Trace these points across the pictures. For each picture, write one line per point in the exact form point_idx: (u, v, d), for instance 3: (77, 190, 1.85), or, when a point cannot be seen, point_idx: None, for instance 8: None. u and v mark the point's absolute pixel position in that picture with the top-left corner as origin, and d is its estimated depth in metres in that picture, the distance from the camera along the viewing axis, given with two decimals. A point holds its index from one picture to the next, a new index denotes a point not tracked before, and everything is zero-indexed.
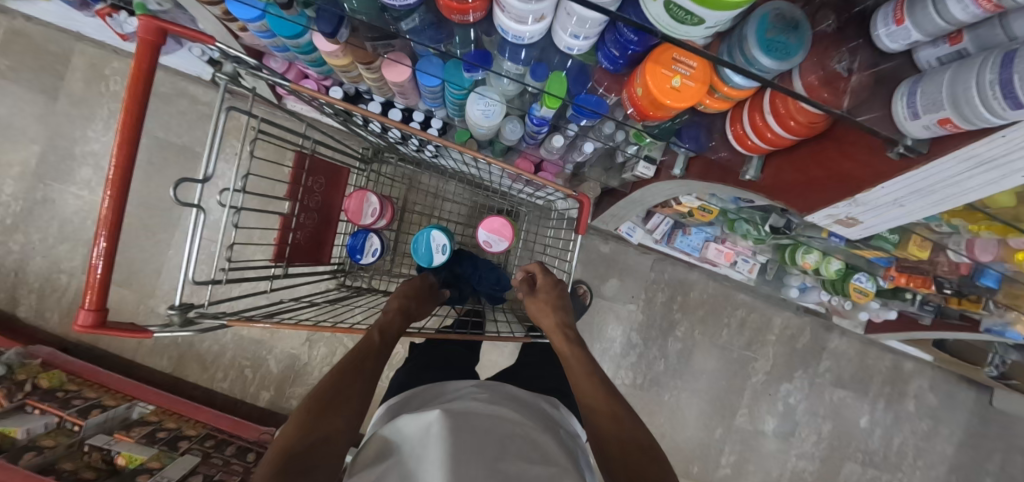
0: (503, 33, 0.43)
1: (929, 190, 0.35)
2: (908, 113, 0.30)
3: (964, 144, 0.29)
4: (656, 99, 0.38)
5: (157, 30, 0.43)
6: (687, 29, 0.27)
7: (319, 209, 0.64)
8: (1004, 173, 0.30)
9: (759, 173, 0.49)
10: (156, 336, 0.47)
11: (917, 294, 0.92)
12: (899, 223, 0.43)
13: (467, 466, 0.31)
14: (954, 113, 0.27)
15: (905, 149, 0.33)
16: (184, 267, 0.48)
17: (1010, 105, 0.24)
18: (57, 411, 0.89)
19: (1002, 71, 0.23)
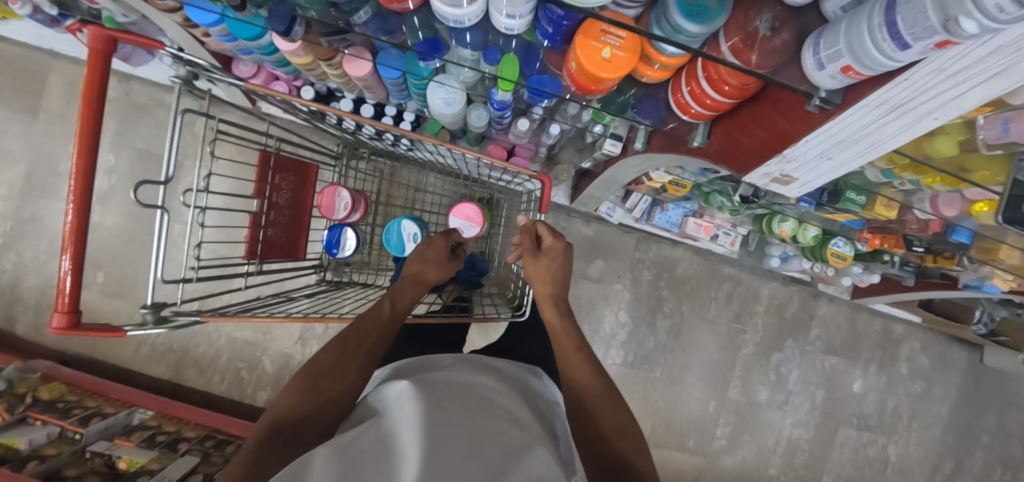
0: (444, 19, 0.44)
1: (851, 142, 0.36)
2: (816, 63, 0.31)
3: (872, 89, 0.29)
4: (592, 73, 0.39)
5: (107, 38, 0.45)
6: None
7: (290, 206, 0.65)
8: (913, 121, 0.31)
9: (705, 139, 0.51)
10: (131, 334, 0.49)
11: (894, 256, 0.93)
12: (825, 180, 0.45)
13: (443, 435, 0.29)
14: (852, 60, 0.27)
15: (821, 102, 0.34)
16: (153, 267, 0.49)
17: (897, 46, 0.24)
18: (57, 421, 0.91)
19: (889, 14, 0.24)
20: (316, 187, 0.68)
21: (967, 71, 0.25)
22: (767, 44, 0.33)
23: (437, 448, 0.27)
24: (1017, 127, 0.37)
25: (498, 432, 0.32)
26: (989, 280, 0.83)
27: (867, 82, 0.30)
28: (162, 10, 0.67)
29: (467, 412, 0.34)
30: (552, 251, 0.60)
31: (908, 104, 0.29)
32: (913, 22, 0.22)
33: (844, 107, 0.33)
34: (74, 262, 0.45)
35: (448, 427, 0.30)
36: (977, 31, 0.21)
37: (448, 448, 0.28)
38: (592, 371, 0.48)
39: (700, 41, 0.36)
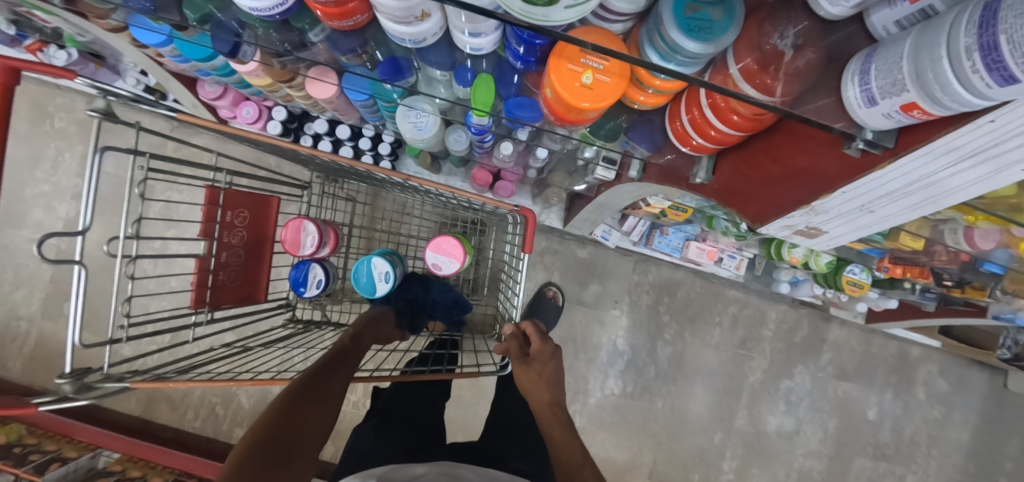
0: (398, 39, 0.37)
1: (906, 188, 0.30)
2: (864, 97, 0.24)
3: (939, 136, 0.23)
4: (569, 102, 0.31)
5: (10, 70, 0.39)
6: (542, 11, 0.20)
7: (244, 245, 0.59)
8: (995, 167, 0.25)
9: (711, 175, 0.44)
10: (42, 408, 0.41)
11: (916, 283, 0.84)
12: (868, 227, 0.38)
13: None
14: (918, 96, 0.21)
15: (865, 144, 0.27)
16: (70, 327, 0.41)
17: (997, 80, 0.18)
18: (11, 470, 0.84)
19: (981, 32, 0.17)
20: (272, 226, 0.62)
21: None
22: (793, 67, 0.27)
23: None
24: None
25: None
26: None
27: (927, 125, 0.24)
28: (107, 29, 0.61)
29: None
30: (543, 354, 0.56)
31: (990, 149, 0.23)
32: (1022, 50, 0.16)
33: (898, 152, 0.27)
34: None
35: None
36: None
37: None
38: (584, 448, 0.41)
39: (699, 65, 0.29)
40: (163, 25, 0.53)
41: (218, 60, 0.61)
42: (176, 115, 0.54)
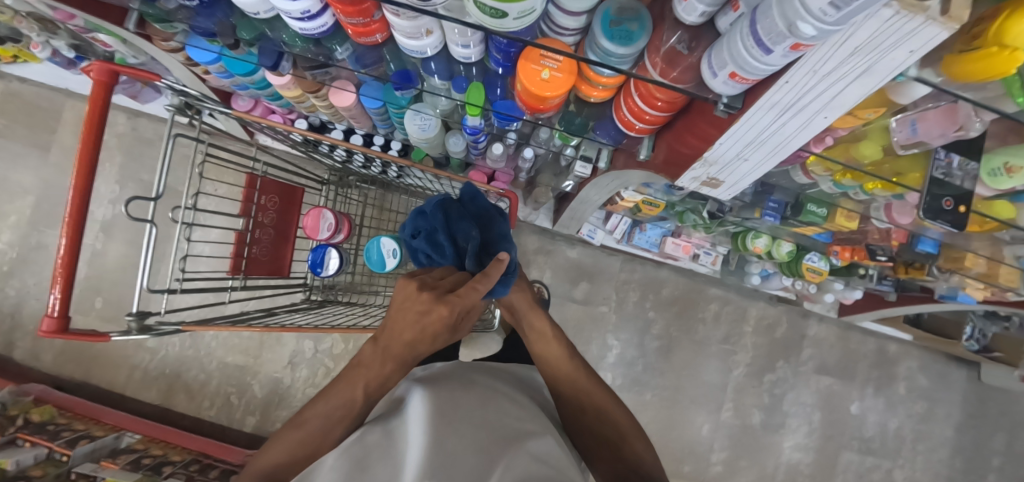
0: (407, 51, 0.48)
1: (760, 143, 0.38)
2: (711, 71, 0.33)
3: (762, 93, 0.31)
4: (534, 92, 0.43)
5: (109, 71, 0.50)
6: (500, 22, 0.30)
7: (274, 226, 0.69)
8: (807, 119, 0.33)
9: (650, 152, 0.54)
10: (116, 340, 0.51)
11: (869, 269, 0.95)
12: (749, 178, 0.47)
13: (455, 436, 0.33)
14: (734, 66, 0.30)
15: (725, 106, 0.35)
16: (140, 276, 0.52)
17: (761, 51, 0.27)
18: (46, 443, 0.90)
19: (751, 22, 0.27)
20: (301, 209, 0.73)
21: (837, 71, 0.27)
22: (688, 61, 0.37)
23: (449, 439, 0.33)
24: (923, 126, 0.39)
25: (508, 440, 0.36)
26: (963, 290, 0.86)
27: (758, 86, 0.32)
28: (165, 50, 0.73)
29: (474, 420, 0.37)
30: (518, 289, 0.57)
31: (796, 104, 0.31)
32: (767, 30, 0.25)
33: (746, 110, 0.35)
34: (62, 266, 0.48)
35: (454, 436, 0.33)
36: (818, 34, 0.23)
37: (455, 464, 0.30)
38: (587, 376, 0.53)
39: (628, 63, 0.40)
40: (217, 45, 0.65)
41: (257, 75, 0.73)
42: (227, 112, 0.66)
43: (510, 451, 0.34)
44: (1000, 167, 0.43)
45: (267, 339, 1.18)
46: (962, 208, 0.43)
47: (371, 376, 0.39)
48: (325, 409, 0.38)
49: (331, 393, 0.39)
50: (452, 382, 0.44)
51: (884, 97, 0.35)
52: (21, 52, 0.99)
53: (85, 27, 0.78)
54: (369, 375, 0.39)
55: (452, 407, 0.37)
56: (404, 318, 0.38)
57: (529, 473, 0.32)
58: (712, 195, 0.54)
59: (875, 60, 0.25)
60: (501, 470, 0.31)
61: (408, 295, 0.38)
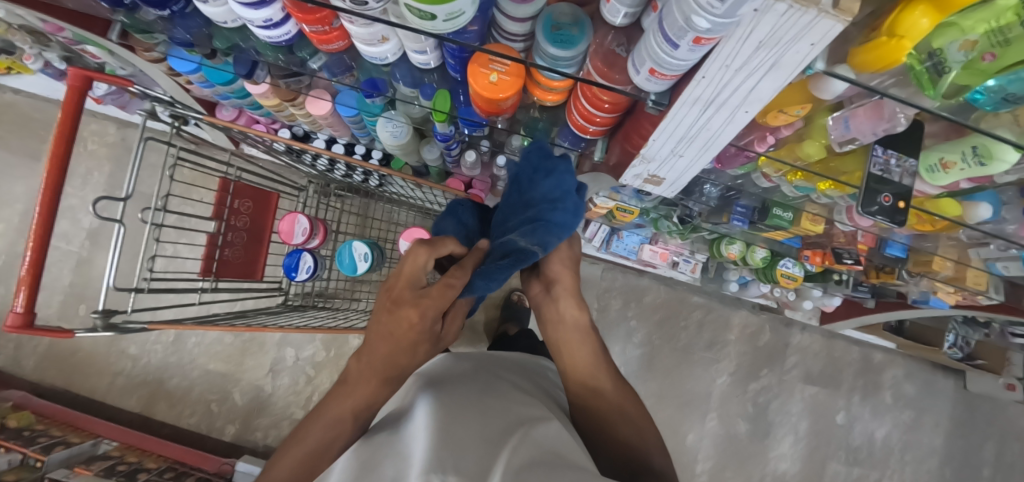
0: (367, 57, 0.50)
1: (691, 138, 0.39)
2: (635, 68, 0.34)
3: (683, 89, 0.32)
4: (484, 95, 0.44)
5: (84, 77, 0.52)
6: (430, 24, 0.32)
7: (248, 229, 0.70)
8: (729, 115, 0.34)
9: (604, 153, 0.56)
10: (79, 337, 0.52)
11: (843, 276, 0.96)
12: (687, 173, 0.48)
13: (457, 430, 0.33)
14: (651, 62, 0.31)
15: (654, 103, 0.36)
16: (106, 274, 0.53)
17: (669, 47, 0.28)
18: (20, 448, 0.89)
19: (659, 19, 0.28)
20: (275, 214, 0.74)
21: (747, 65, 0.28)
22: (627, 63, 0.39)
23: (452, 435, 0.32)
24: (855, 122, 0.40)
25: (513, 428, 0.36)
26: (935, 294, 0.87)
27: (682, 82, 0.33)
28: (148, 60, 0.76)
29: (478, 415, 0.36)
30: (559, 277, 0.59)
31: (717, 99, 0.32)
32: (671, 25, 0.26)
33: (672, 105, 0.35)
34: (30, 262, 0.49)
35: (457, 428, 0.33)
36: (714, 27, 0.25)
37: (462, 451, 0.30)
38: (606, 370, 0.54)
39: (574, 65, 0.42)
40: (196, 55, 0.67)
41: (236, 84, 0.75)
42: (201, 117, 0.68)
43: (515, 437, 0.34)
44: (936, 163, 0.45)
45: (250, 345, 1.17)
46: (901, 203, 0.43)
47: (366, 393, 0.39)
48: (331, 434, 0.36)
49: (333, 414, 0.38)
50: (454, 379, 0.44)
51: (807, 91, 0.35)
52: (14, 64, 1.02)
53: (73, 40, 0.80)
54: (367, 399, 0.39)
55: (453, 403, 0.38)
56: (384, 322, 0.42)
57: (536, 455, 0.32)
58: (655, 192, 0.56)
59: (780, 54, 0.26)
60: (505, 454, 0.31)
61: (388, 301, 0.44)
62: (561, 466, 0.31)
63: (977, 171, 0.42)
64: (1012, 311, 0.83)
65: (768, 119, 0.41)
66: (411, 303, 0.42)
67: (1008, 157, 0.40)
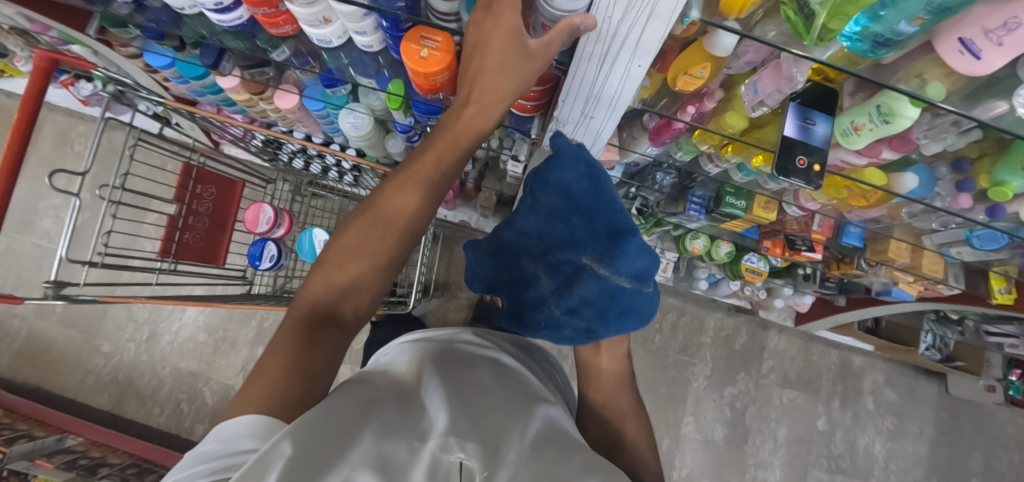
0: (313, 39, 0.53)
1: (596, 97, 0.42)
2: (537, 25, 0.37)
3: (579, 45, 0.35)
4: (414, 69, 0.47)
5: (49, 59, 0.55)
6: None
7: (210, 215, 0.71)
8: (623, 69, 0.37)
9: (539, 131, 0.60)
10: (27, 304, 0.53)
11: (808, 270, 0.97)
12: (604, 137, 0.51)
13: (463, 417, 0.31)
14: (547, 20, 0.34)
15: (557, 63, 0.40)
16: (60, 245, 0.54)
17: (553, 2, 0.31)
18: None
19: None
20: (239, 202, 0.76)
21: (627, 16, 0.30)
22: None
23: (461, 422, 0.30)
24: (761, 85, 0.43)
25: (519, 404, 0.38)
26: (896, 284, 0.88)
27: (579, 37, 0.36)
28: (126, 56, 0.79)
29: (482, 407, 0.34)
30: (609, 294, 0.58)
31: (608, 53, 0.35)
32: None
33: (573, 63, 0.38)
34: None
35: (467, 406, 0.33)
36: None
37: (478, 424, 0.31)
38: (603, 366, 0.55)
39: None
40: (168, 49, 0.71)
41: (208, 79, 0.78)
42: (167, 101, 0.73)
43: (521, 425, 0.33)
44: (850, 126, 0.46)
45: (221, 344, 1.13)
46: (817, 167, 0.46)
47: (463, 139, 0.39)
48: (407, 202, 0.40)
49: (405, 181, 0.40)
50: (459, 359, 0.44)
51: (706, 51, 0.38)
52: (6, 67, 1.08)
53: (60, 39, 0.84)
54: (463, 135, 0.39)
55: (461, 380, 0.38)
56: (486, 74, 0.35)
57: (543, 434, 0.34)
58: None
59: (652, 3, 0.28)
60: (513, 441, 0.30)
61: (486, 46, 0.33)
62: (566, 443, 0.33)
63: (884, 130, 0.44)
64: (974, 301, 0.84)
65: (681, 86, 0.42)
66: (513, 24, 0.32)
67: (909, 114, 0.41)
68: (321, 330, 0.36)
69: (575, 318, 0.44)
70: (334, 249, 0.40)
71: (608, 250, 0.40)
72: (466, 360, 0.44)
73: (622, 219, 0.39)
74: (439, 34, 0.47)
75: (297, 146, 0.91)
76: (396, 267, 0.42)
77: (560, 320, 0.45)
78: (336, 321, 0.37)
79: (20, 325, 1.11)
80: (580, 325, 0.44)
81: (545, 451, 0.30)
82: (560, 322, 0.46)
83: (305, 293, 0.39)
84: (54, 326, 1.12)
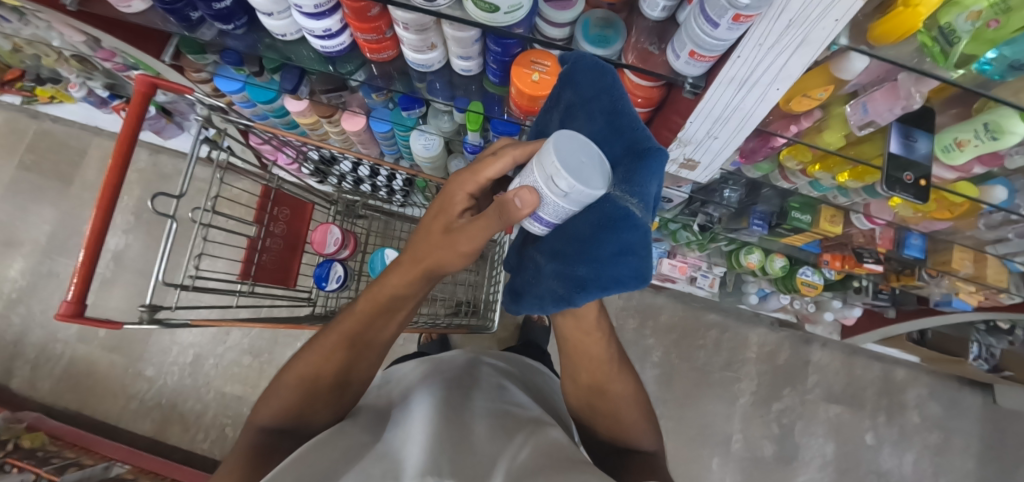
0: (412, 64, 0.55)
1: (725, 119, 0.44)
2: (675, 55, 0.39)
3: (720, 68, 0.37)
4: (523, 92, 0.48)
5: (149, 84, 0.55)
6: (492, 15, 0.36)
7: (285, 236, 0.72)
8: (762, 91, 0.38)
9: None
10: (125, 328, 0.52)
11: (863, 281, 0.97)
12: (722, 157, 0.52)
13: (436, 452, 0.30)
14: (693, 45, 0.35)
15: (691, 87, 0.41)
16: (156, 268, 0.54)
17: (711, 25, 0.32)
18: (34, 468, 0.84)
19: (698, 10, 0.33)
20: (310, 223, 0.76)
21: (779, 41, 0.32)
22: (658, 59, 0.43)
23: (436, 458, 0.29)
24: (873, 105, 0.45)
25: (519, 428, 0.41)
26: (957, 295, 0.86)
27: (718, 63, 0.37)
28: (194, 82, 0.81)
29: (456, 444, 0.33)
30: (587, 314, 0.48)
31: (750, 77, 0.37)
32: (712, 13, 0.31)
33: (708, 88, 0.40)
34: (88, 246, 0.51)
35: (445, 444, 0.32)
36: (753, 4, 0.28)
37: (464, 440, 0.35)
38: (578, 365, 0.51)
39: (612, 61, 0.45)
40: (244, 73, 0.72)
41: (277, 103, 0.79)
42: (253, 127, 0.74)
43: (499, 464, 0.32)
44: (952, 142, 0.48)
45: (266, 366, 1.11)
46: (922, 181, 0.47)
47: (396, 285, 0.42)
48: (344, 343, 0.44)
49: (343, 328, 0.45)
50: (452, 402, 0.44)
51: (831, 73, 0.40)
52: (59, 93, 1.10)
53: (124, 65, 0.88)
54: (384, 296, 0.43)
55: (447, 421, 0.38)
56: (433, 237, 0.39)
57: (530, 463, 0.32)
58: (690, 178, 0.59)
59: (808, 31, 0.30)
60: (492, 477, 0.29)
61: (460, 190, 0.39)
62: (560, 464, 0.31)
63: (991, 146, 0.45)
64: None
65: (792, 106, 0.45)
66: (466, 195, 0.39)
67: (1018, 130, 0.43)
68: (277, 442, 0.40)
69: (649, 215, 0.29)
70: (284, 379, 0.44)
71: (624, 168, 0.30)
72: (452, 403, 0.44)
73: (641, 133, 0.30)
74: (549, 59, 0.48)
75: (352, 166, 0.92)
76: (345, 387, 0.45)
77: (619, 215, 0.28)
78: (289, 434, 0.41)
79: (63, 350, 1.10)
80: (639, 219, 0.28)
81: (529, 458, 0.33)
82: (599, 237, 0.29)
83: (256, 416, 0.42)
84: (97, 350, 1.10)
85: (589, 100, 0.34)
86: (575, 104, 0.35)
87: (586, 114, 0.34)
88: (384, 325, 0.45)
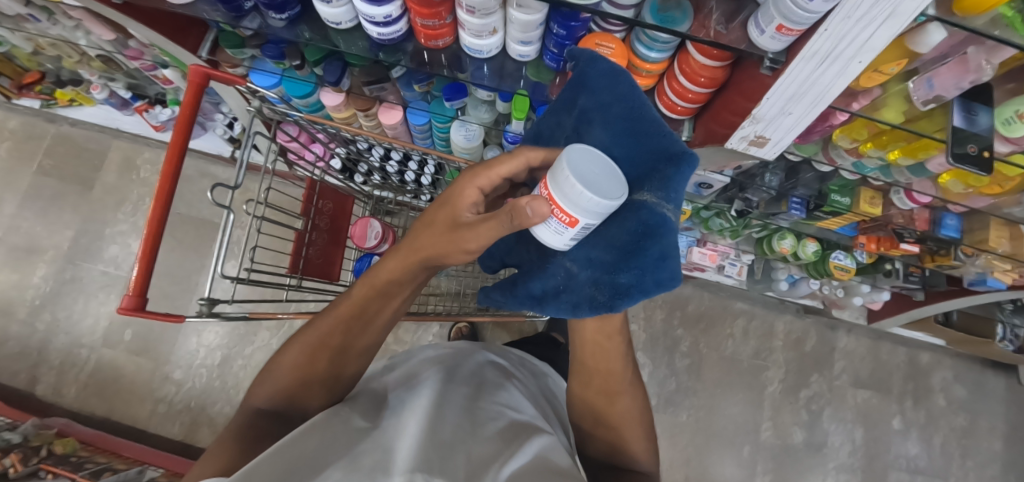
0: (467, 50, 0.55)
1: (801, 95, 0.44)
2: (760, 31, 0.39)
3: (805, 41, 0.37)
4: None
5: (202, 74, 0.55)
6: None
7: (328, 229, 0.71)
8: (844, 64, 0.38)
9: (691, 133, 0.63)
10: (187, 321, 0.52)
11: (895, 263, 0.98)
12: (793, 132, 0.52)
13: (426, 449, 0.26)
14: (782, 18, 0.35)
15: (771, 62, 0.41)
16: (214, 260, 0.53)
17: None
18: (69, 473, 0.82)
19: None
20: (350, 217, 0.75)
21: (868, 15, 0.32)
22: (726, 37, 0.43)
23: (426, 454, 0.25)
24: (939, 80, 0.45)
25: (516, 435, 0.37)
26: (991, 273, 0.87)
27: (802, 37, 0.38)
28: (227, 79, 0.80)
29: (447, 443, 0.29)
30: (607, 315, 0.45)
31: (834, 51, 0.37)
32: None
33: (789, 62, 0.40)
34: (148, 237, 0.50)
35: (434, 441, 0.28)
36: None
37: (455, 441, 0.30)
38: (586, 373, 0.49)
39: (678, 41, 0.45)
40: (283, 66, 0.71)
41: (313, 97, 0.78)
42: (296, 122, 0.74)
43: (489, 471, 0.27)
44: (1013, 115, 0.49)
45: None
46: (985, 153, 0.47)
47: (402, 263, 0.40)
48: (341, 323, 0.41)
49: (342, 308, 0.42)
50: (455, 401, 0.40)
51: (904, 47, 0.41)
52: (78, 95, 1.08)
53: (151, 64, 0.87)
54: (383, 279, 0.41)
55: (445, 420, 0.34)
56: (440, 230, 0.37)
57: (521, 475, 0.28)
58: (759, 155, 0.58)
59: (897, 4, 0.30)
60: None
61: (468, 184, 0.37)
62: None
63: None
64: None
65: (860, 82, 0.46)
66: (473, 187, 0.36)
67: None
68: (274, 423, 0.37)
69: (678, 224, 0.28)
70: (280, 361, 0.41)
71: (650, 174, 0.29)
72: (454, 401, 0.40)
73: (670, 139, 0.29)
74: (614, 41, 0.48)
75: (382, 159, 0.91)
76: (343, 372, 0.41)
77: (656, 222, 0.27)
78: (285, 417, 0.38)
79: (89, 355, 1.08)
80: (672, 226, 0.27)
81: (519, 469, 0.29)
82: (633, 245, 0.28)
83: (252, 397, 0.39)
84: (123, 355, 1.08)
85: (606, 105, 0.33)
86: (591, 109, 0.35)
87: (604, 120, 0.33)
88: (383, 311, 0.42)
